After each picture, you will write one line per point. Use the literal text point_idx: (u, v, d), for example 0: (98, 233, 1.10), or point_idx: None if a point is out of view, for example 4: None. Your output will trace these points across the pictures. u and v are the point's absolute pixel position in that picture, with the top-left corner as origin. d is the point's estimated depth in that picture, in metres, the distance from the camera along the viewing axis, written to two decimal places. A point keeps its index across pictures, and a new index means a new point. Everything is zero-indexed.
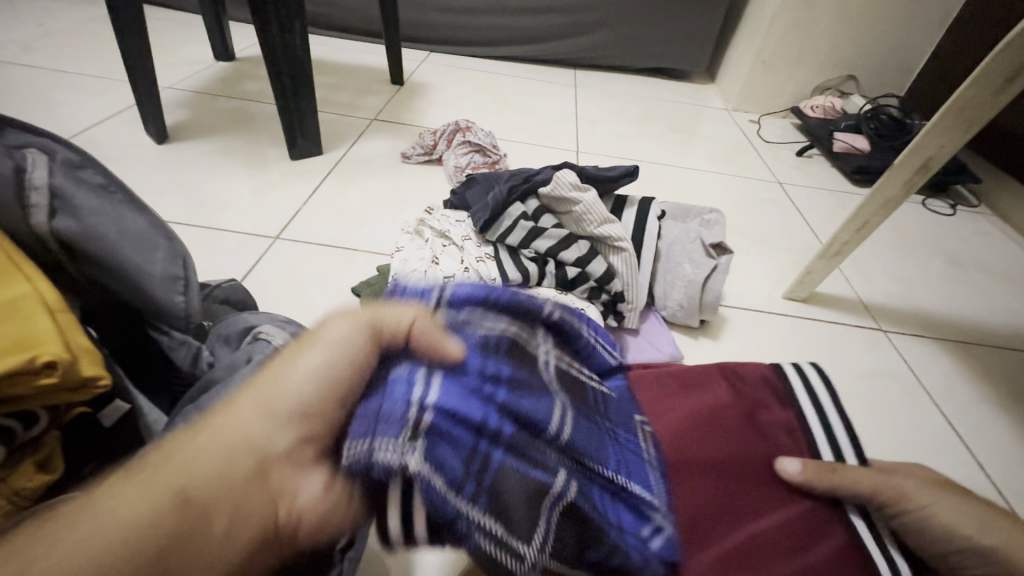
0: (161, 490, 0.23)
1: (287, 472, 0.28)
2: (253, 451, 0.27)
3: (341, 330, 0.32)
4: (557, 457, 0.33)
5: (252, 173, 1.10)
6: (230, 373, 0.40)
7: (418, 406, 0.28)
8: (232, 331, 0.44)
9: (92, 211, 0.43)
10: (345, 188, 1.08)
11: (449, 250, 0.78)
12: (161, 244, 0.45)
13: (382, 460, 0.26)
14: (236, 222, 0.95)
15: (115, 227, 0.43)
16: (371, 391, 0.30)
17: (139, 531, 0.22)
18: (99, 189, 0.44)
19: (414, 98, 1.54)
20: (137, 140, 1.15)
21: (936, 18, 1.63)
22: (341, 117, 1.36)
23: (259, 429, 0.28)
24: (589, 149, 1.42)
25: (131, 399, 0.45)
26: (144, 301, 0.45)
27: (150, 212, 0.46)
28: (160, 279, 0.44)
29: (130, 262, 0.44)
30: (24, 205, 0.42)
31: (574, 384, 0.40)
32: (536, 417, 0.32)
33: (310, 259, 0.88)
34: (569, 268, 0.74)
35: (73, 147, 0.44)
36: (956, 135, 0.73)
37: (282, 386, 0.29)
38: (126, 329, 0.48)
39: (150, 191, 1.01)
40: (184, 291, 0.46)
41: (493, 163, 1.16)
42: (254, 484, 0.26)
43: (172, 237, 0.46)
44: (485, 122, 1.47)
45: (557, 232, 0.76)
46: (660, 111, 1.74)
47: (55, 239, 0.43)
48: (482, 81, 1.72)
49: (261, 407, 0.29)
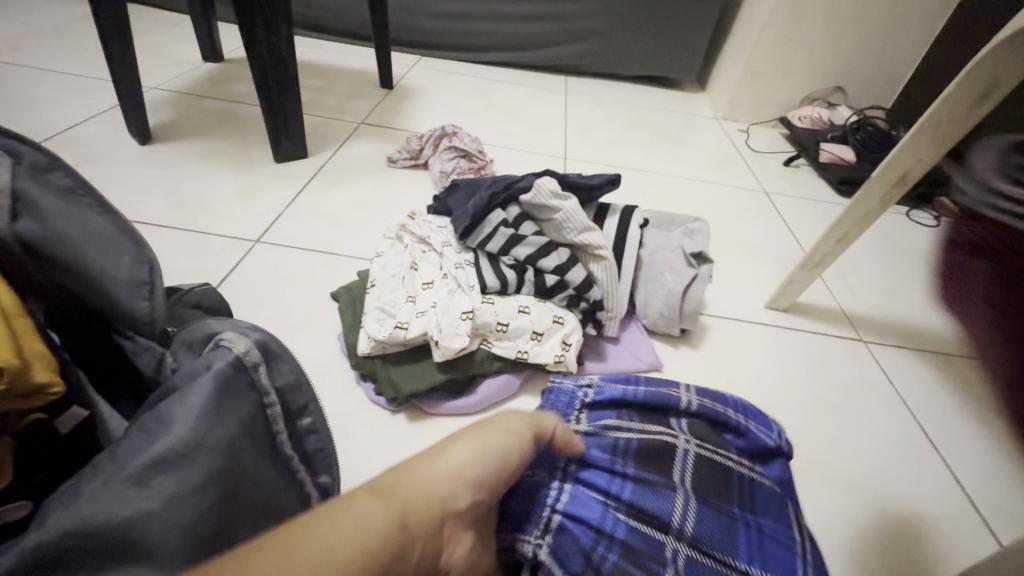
0: (378, 522, 0.31)
1: (456, 527, 0.37)
2: (442, 511, 0.35)
3: (479, 438, 0.40)
4: (679, 545, 0.44)
5: (236, 175, 1.09)
6: (190, 381, 0.39)
7: (551, 509, 0.44)
8: (194, 337, 0.44)
9: (57, 215, 0.43)
10: (330, 192, 1.08)
11: (429, 256, 0.78)
12: (129, 249, 0.45)
13: (523, 549, 0.42)
14: (217, 225, 0.94)
15: (80, 230, 0.44)
16: (524, 493, 0.46)
17: (385, 537, 0.31)
18: (67, 193, 0.44)
19: (403, 102, 1.54)
20: (120, 140, 1.15)
21: (922, 32, 1.66)
22: (329, 120, 1.36)
23: (460, 492, 0.37)
24: (577, 155, 1.42)
25: (91, 405, 0.44)
26: (107, 305, 0.45)
27: (116, 217, 0.46)
28: (125, 283, 0.44)
29: (93, 267, 0.43)
30: None
31: (713, 472, 0.50)
32: (652, 513, 0.45)
33: (291, 263, 0.87)
34: (548, 276, 0.74)
35: (41, 150, 0.44)
36: (932, 149, 0.73)
37: (440, 467, 0.37)
38: (92, 332, 0.48)
39: (132, 192, 1.00)
40: (150, 296, 0.45)
41: (479, 169, 1.16)
42: (437, 538, 0.35)
43: (139, 243, 0.46)
44: (474, 127, 1.47)
45: (536, 240, 0.75)
46: (650, 119, 1.75)
47: (18, 242, 0.42)
48: (472, 86, 1.72)
49: (455, 479, 0.37)
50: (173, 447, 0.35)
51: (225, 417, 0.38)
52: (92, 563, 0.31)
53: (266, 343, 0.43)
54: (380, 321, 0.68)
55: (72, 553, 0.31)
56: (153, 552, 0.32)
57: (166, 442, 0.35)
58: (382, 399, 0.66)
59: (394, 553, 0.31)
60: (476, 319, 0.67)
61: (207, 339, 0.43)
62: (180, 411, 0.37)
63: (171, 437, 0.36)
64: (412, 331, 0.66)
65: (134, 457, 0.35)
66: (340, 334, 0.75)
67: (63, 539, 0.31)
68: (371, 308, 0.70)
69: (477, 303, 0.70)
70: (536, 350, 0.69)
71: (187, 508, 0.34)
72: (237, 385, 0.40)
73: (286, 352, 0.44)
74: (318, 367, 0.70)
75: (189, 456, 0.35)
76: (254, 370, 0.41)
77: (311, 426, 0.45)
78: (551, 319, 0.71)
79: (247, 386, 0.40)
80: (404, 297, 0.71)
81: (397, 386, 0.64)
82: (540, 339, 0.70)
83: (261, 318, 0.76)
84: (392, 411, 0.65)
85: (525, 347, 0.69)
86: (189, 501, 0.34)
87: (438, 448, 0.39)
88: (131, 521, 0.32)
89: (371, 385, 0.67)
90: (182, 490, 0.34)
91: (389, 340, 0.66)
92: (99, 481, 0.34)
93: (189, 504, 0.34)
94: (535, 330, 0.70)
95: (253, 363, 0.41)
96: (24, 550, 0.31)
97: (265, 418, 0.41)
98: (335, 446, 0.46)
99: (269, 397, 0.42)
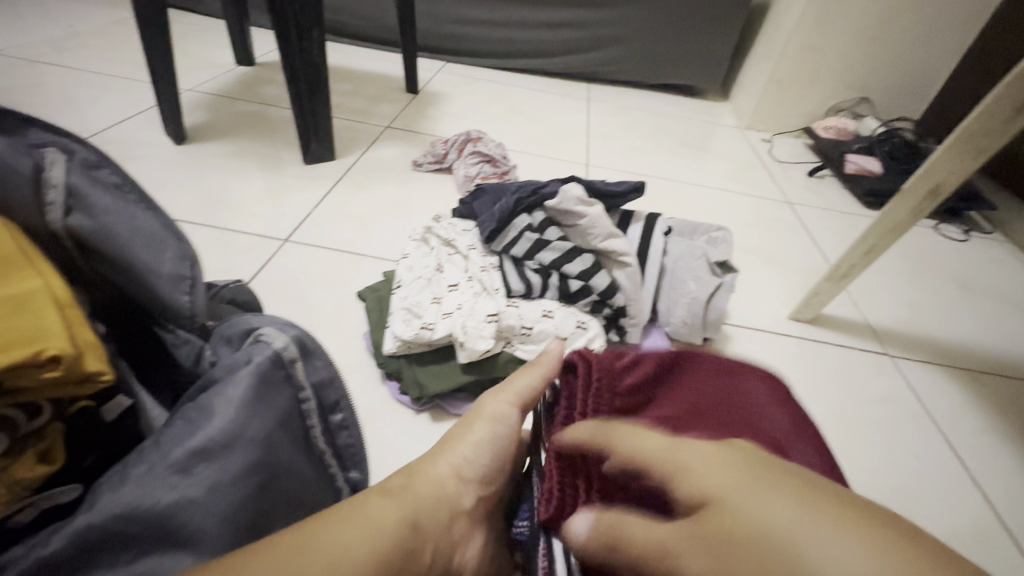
0: (389, 518, 0.32)
1: (465, 529, 0.39)
2: (450, 509, 0.38)
3: (487, 423, 0.44)
4: None
5: (265, 175, 1.12)
6: (230, 373, 0.40)
7: None
8: (234, 332, 0.45)
9: (106, 210, 0.44)
10: (356, 194, 1.10)
11: (455, 259, 0.79)
12: (172, 246, 0.46)
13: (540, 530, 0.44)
14: (247, 224, 0.97)
15: (126, 226, 0.45)
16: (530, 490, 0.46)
17: (395, 531, 0.32)
18: (113, 189, 0.45)
19: (428, 107, 1.56)
20: (156, 139, 1.18)
21: (952, 44, 1.63)
22: (355, 124, 1.38)
23: (465, 493, 0.40)
24: (599, 162, 1.43)
25: (133, 395, 0.46)
26: (150, 299, 0.46)
27: (161, 215, 0.47)
28: (166, 278, 0.45)
29: (138, 261, 0.45)
30: (42, 202, 0.43)
31: None
32: None
33: (318, 263, 0.89)
34: (572, 281, 0.74)
35: (94, 149, 0.46)
36: (965, 163, 0.72)
37: (442, 468, 0.40)
38: (137, 325, 0.50)
39: (167, 190, 1.03)
40: (189, 291, 0.47)
41: (502, 174, 1.17)
42: (449, 535, 0.37)
43: (182, 243, 0.47)
44: (497, 132, 1.48)
45: (561, 245, 0.76)
46: (672, 127, 1.75)
47: (70, 236, 0.44)
48: (496, 92, 1.74)
49: (456, 476, 0.40)
50: (213, 437, 0.36)
51: (263, 409, 0.39)
52: (138, 546, 0.33)
53: (302, 339, 0.44)
54: (406, 321, 0.69)
55: (111, 538, 0.32)
56: (194, 536, 0.33)
57: (207, 431, 0.36)
58: (407, 398, 0.67)
59: (407, 551, 0.32)
60: (501, 322, 0.67)
61: (246, 333, 0.44)
62: (220, 401, 0.38)
63: (212, 428, 0.36)
64: (438, 332, 0.66)
65: (176, 445, 0.36)
66: (365, 333, 0.76)
67: (111, 521, 0.32)
68: (397, 308, 0.71)
69: (502, 306, 0.70)
70: None
71: (227, 497, 0.35)
72: (275, 379, 0.41)
73: (320, 348, 0.45)
74: (345, 364, 0.71)
75: (230, 447, 0.36)
76: (291, 365, 0.42)
77: (343, 422, 0.45)
78: (575, 324, 0.72)
79: (284, 380, 0.41)
80: (429, 298, 0.72)
81: (422, 386, 0.65)
82: (564, 344, 0.70)
83: (290, 316, 0.78)
84: (416, 410, 0.66)
85: None
86: (229, 490, 0.35)
87: (445, 440, 0.42)
88: (174, 507, 0.33)
89: (395, 384, 0.68)
90: (222, 479, 0.35)
91: (414, 340, 0.66)
92: (143, 468, 0.35)
93: (229, 493, 0.35)
94: (559, 335, 0.70)
95: (291, 358, 0.42)
96: (74, 530, 0.32)
97: (299, 412, 0.42)
98: (365, 444, 0.46)
99: (304, 391, 0.42)
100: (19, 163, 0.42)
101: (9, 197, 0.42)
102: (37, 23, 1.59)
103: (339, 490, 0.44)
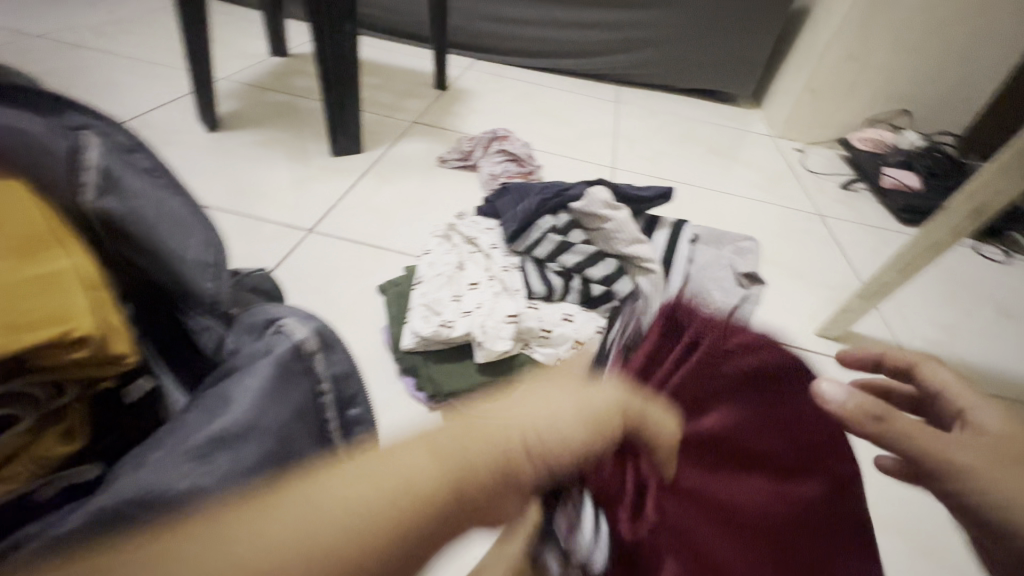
0: (412, 463, 0.26)
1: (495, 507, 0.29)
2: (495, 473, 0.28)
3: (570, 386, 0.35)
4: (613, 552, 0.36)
5: (293, 166, 1.13)
6: (252, 362, 0.40)
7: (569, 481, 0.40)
8: (255, 321, 0.45)
9: (136, 195, 0.45)
10: (380, 187, 1.10)
11: (476, 257, 0.78)
12: (198, 232, 0.47)
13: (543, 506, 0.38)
14: (273, 213, 0.98)
15: (155, 210, 0.45)
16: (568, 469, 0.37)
17: (432, 491, 0.26)
18: (145, 173, 0.46)
19: (456, 103, 1.56)
20: (188, 125, 1.20)
21: (1001, 58, 1.57)
22: (383, 118, 1.39)
23: (521, 457, 0.29)
24: (625, 166, 1.41)
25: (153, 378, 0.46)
26: (173, 283, 0.47)
27: (188, 201, 0.48)
28: (191, 264, 0.46)
29: (163, 246, 0.45)
30: (75, 181, 0.43)
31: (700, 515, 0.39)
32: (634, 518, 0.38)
33: (340, 255, 0.89)
34: (595, 285, 0.73)
35: (127, 134, 0.47)
36: (1014, 182, 0.69)
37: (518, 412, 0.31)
38: (162, 310, 0.50)
39: (197, 176, 1.04)
40: (213, 278, 0.47)
41: (527, 174, 1.16)
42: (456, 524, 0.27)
43: (207, 231, 0.48)
44: (524, 132, 1.47)
45: (584, 248, 0.75)
46: (702, 133, 1.71)
47: (97, 217, 0.44)
48: (525, 91, 1.73)
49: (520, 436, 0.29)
50: (233, 424, 0.36)
51: (282, 400, 0.39)
52: None
53: (323, 333, 0.45)
54: (425, 318, 0.68)
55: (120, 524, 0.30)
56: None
57: (226, 417, 0.36)
58: (422, 395, 0.65)
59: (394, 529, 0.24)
60: (521, 324, 0.67)
61: (268, 323, 0.45)
62: (242, 389, 0.38)
63: (233, 415, 0.36)
64: (456, 330, 0.66)
65: (195, 430, 0.36)
66: (383, 327, 0.76)
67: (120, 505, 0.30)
68: (416, 305, 0.70)
69: (522, 307, 0.69)
70: None
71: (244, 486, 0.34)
72: (294, 371, 0.41)
73: (340, 344, 0.46)
74: (362, 358, 0.71)
75: (249, 436, 0.36)
76: (311, 358, 0.42)
77: (358, 418, 0.45)
78: (596, 328, 0.69)
79: (303, 372, 0.42)
80: (449, 296, 0.71)
81: (438, 384, 0.64)
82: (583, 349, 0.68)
83: (310, 306, 0.78)
84: (431, 408, 0.65)
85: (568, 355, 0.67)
86: (246, 479, 0.34)
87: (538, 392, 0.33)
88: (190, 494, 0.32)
89: (411, 381, 0.67)
90: (240, 467, 0.35)
91: (433, 338, 0.66)
92: (161, 452, 0.34)
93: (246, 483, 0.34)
94: (578, 339, 0.68)
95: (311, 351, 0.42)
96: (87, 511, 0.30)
97: (317, 404, 0.42)
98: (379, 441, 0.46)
99: (322, 383, 0.43)
100: (54, 144, 0.42)
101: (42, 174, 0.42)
102: (81, 9, 1.63)
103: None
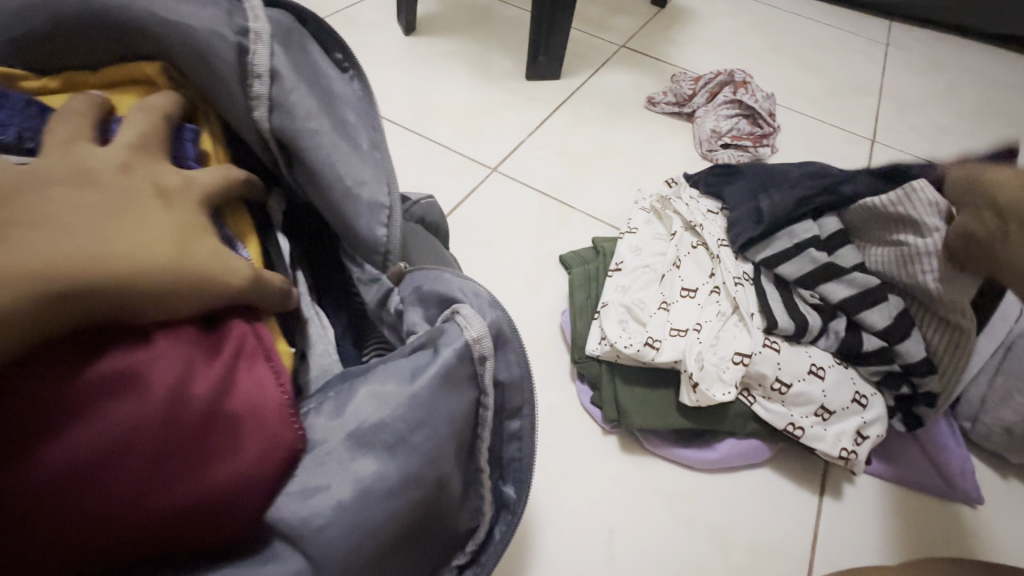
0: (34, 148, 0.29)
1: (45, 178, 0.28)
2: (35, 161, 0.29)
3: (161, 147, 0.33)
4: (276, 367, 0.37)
5: (477, 82, 0.96)
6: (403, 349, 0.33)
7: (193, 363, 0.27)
8: (429, 291, 0.36)
9: (302, 103, 0.36)
10: (575, 128, 0.91)
11: (697, 255, 0.59)
12: (352, 94, 0.39)
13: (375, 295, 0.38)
14: (457, 142, 0.85)
15: (328, 136, 0.36)
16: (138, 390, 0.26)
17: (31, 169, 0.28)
18: (324, 95, 0.37)
19: (676, 20, 1.21)
20: (385, 22, 1.05)
21: None
22: (588, 37, 1.11)
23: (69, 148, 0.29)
24: (890, 138, 1.02)
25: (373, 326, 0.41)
26: (337, 218, 0.37)
27: (323, 70, 0.38)
28: (363, 204, 0.36)
29: (329, 163, 0.36)
30: (247, 92, 0.35)
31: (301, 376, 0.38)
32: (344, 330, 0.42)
33: (524, 208, 0.77)
34: (868, 337, 0.52)
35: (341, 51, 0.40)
36: None
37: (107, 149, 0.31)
38: (328, 238, 0.44)
39: (386, 86, 0.93)
40: (387, 222, 0.37)
41: (759, 137, 0.91)
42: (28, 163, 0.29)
43: (380, 141, 0.39)
44: (762, 69, 1.12)
45: (864, 279, 0.52)
46: (1014, 104, 1.15)
47: (276, 139, 0.37)
48: (764, 17, 1.27)
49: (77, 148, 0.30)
50: (386, 420, 0.30)
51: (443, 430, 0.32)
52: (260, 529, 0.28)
53: (500, 327, 0.35)
54: (621, 325, 0.55)
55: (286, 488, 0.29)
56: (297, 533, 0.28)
57: (373, 415, 0.30)
58: (599, 412, 0.55)
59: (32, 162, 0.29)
60: (751, 367, 0.51)
61: (439, 303, 0.35)
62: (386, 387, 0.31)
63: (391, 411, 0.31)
64: (663, 354, 0.52)
65: (328, 482, 0.29)
66: (565, 311, 0.65)
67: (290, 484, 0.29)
68: (613, 302, 0.57)
69: (760, 345, 0.52)
70: (816, 432, 0.51)
71: (378, 508, 0.29)
72: (458, 377, 0.33)
73: (513, 338, 0.36)
74: (535, 345, 0.61)
75: (393, 446, 0.30)
76: (479, 362, 0.33)
77: (517, 432, 0.37)
78: (851, 395, 0.51)
79: (468, 377, 0.33)
80: (656, 301, 0.57)
81: (623, 412, 0.53)
82: (825, 418, 0.51)
83: (486, 270, 0.70)
84: (606, 430, 0.55)
85: (803, 421, 0.51)
86: (379, 503, 0.29)
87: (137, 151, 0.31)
88: (300, 533, 0.28)
89: (587, 390, 0.57)
90: (377, 487, 0.29)
91: (632, 356, 0.53)
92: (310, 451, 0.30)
93: (379, 504, 0.29)
94: (824, 405, 0.51)
95: (480, 355, 0.33)
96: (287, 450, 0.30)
97: (475, 427, 0.35)
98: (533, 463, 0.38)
99: (487, 395, 0.34)
100: (218, 47, 0.34)
101: (207, 82, 0.35)
102: None
103: (484, 500, 0.37)
